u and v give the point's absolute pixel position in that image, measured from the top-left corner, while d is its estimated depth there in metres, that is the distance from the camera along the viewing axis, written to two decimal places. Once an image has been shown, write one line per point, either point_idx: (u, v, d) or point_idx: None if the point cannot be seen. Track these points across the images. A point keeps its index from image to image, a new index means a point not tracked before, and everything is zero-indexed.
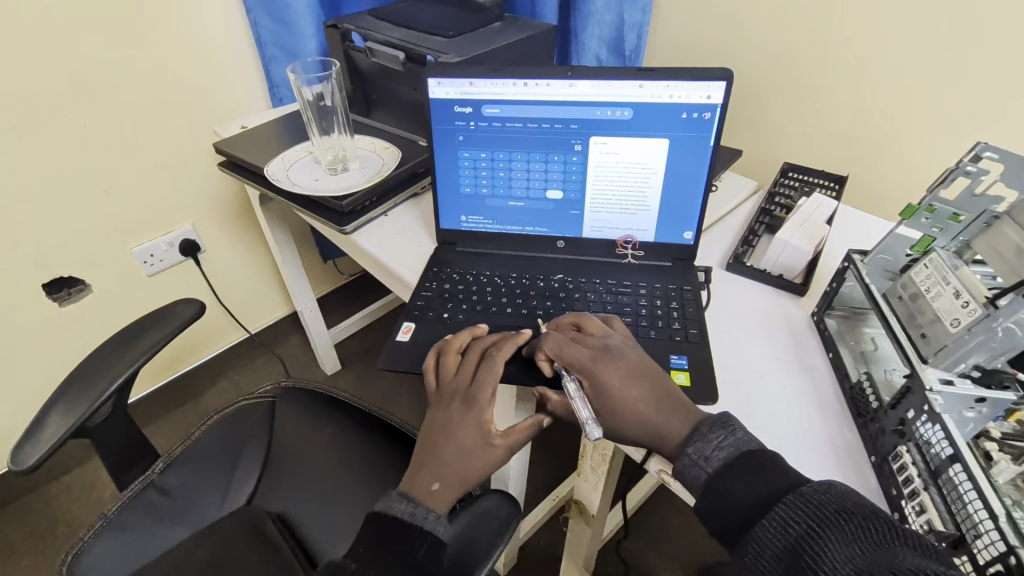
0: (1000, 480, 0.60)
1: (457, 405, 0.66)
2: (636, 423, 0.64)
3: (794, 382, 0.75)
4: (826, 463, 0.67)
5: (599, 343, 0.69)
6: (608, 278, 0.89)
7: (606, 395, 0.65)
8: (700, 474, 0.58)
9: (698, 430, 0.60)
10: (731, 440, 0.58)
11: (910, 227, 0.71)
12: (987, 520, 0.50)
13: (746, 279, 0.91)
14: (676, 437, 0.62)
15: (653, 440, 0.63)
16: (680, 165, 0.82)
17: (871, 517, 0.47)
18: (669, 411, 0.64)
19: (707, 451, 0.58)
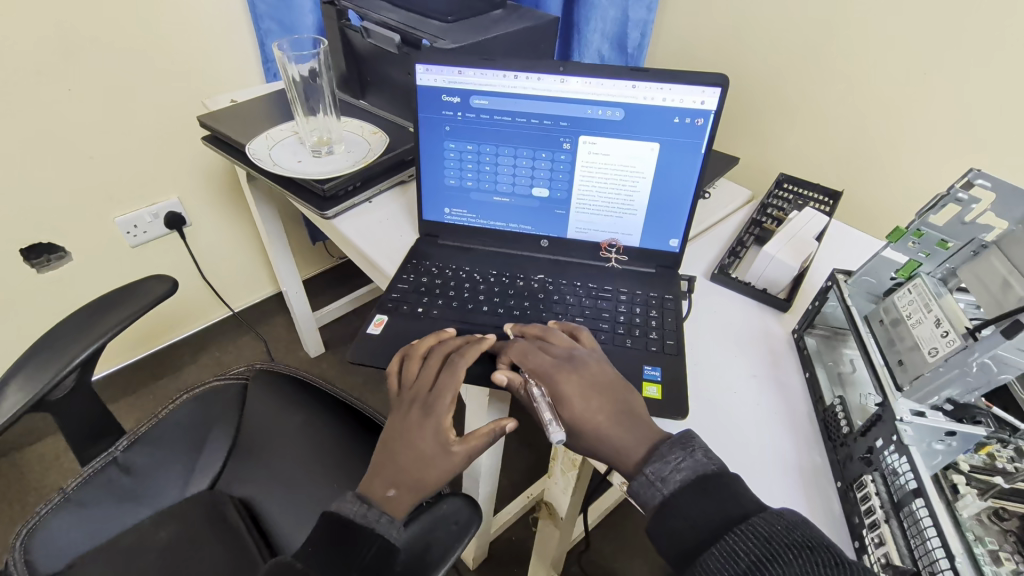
0: (964, 514, 0.59)
1: (416, 411, 0.66)
2: (597, 433, 0.63)
3: (767, 400, 0.74)
4: (792, 487, 0.65)
5: (564, 353, 0.69)
6: (589, 282, 0.87)
7: (566, 398, 0.65)
8: (655, 497, 0.56)
9: (657, 450, 0.59)
10: (689, 462, 0.57)
11: (897, 250, 0.70)
12: (943, 559, 0.49)
13: (730, 291, 0.89)
14: (636, 454, 0.61)
15: (611, 455, 0.62)
16: (669, 171, 0.80)
17: (816, 549, 0.47)
18: (631, 427, 0.63)
19: (664, 471, 0.57)
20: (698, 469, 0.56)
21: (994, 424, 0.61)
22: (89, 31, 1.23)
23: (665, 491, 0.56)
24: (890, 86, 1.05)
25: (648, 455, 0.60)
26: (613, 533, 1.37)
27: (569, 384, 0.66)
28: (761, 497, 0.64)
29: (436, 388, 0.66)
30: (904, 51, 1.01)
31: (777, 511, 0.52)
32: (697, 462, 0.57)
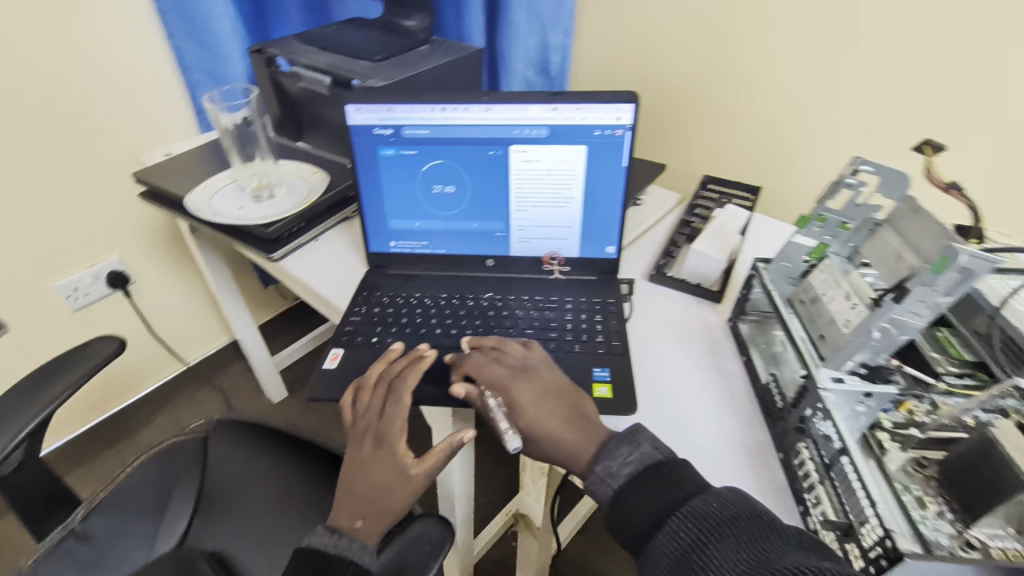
0: (891, 467, 0.65)
1: (371, 443, 0.68)
2: (550, 440, 0.66)
3: (709, 387, 0.79)
4: (738, 464, 0.70)
5: (517, 363, 0.73)
6: (536, 294, 0.91)
7: (520, 411, 0.68)
8: (609, 492, 0.60)
9: (608, 446, 0.63)
10: (636, 455, 0.60)
11: (806, 236, 0.76)
12: (870, 508, 0.55)
13: (668, 289, 0.95)
14: (584, 453, 0.64)
15: (567, 459, 0.65)
16: (597, 183, 0.85)
17: (750, 520, 0.51)
18: (583, 431, 0.66)
19: (611, 467, 0.61)
20: (642, 462, 0.60)
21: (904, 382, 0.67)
22: (10, 98, 1.21)
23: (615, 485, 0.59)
24: (790, 87, 1.14)
25: (597, 456, 0.63)
26: (593, 537, 1.40)
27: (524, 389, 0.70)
28: (711, 477, 0.68)
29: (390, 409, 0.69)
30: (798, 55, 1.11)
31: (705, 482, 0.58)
32: (639, 455, 0.61)
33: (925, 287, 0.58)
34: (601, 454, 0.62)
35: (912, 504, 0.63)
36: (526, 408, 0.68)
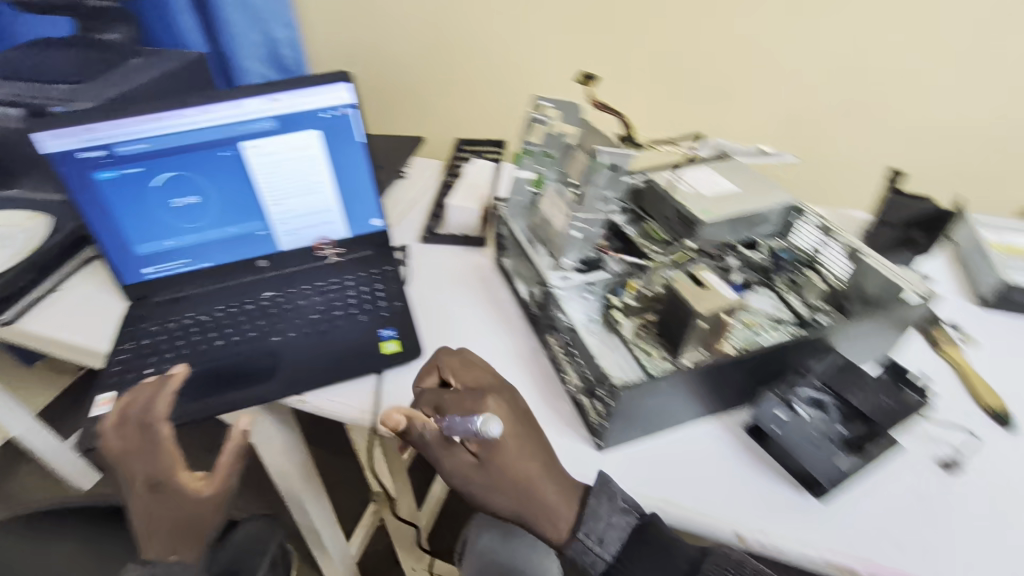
0: (627, 335, 0.79)
1: (143, 482, 0.64)
2: (525, 498, 0.61)
3: (486, 316, 0.89)
4: (516, 372, 0.80)
5: (465, 380, 0.70)
6: (315, 281, 0.92)
7: (497, 443, 0.62)
8: (599, 563, 0.61)
9: (587, 507, 0.62)
10: (620, 517, 0.61)
11: (525, 169, 0.88)
12: (592, 363, 0.70)
13: (441, 245, 1.02)
14: (568, 514, 0.62)
15: (537, 516, 0.62)
16: (340, 163, 0.90)
17: None
18: (553, 480, 0.63)
19: (598, 535, 0.61)
20: (627, 522, 0.61)
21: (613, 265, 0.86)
22: None
23: (608, 557, 0.61)
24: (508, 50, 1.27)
25: (580, 521, 0.61)
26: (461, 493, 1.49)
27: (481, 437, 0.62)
28: None
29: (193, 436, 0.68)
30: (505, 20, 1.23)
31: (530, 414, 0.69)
32: (618, 524, 0.61)
33: None
34: (584, 515, 0.61)
35: (642, 356, 0.76)
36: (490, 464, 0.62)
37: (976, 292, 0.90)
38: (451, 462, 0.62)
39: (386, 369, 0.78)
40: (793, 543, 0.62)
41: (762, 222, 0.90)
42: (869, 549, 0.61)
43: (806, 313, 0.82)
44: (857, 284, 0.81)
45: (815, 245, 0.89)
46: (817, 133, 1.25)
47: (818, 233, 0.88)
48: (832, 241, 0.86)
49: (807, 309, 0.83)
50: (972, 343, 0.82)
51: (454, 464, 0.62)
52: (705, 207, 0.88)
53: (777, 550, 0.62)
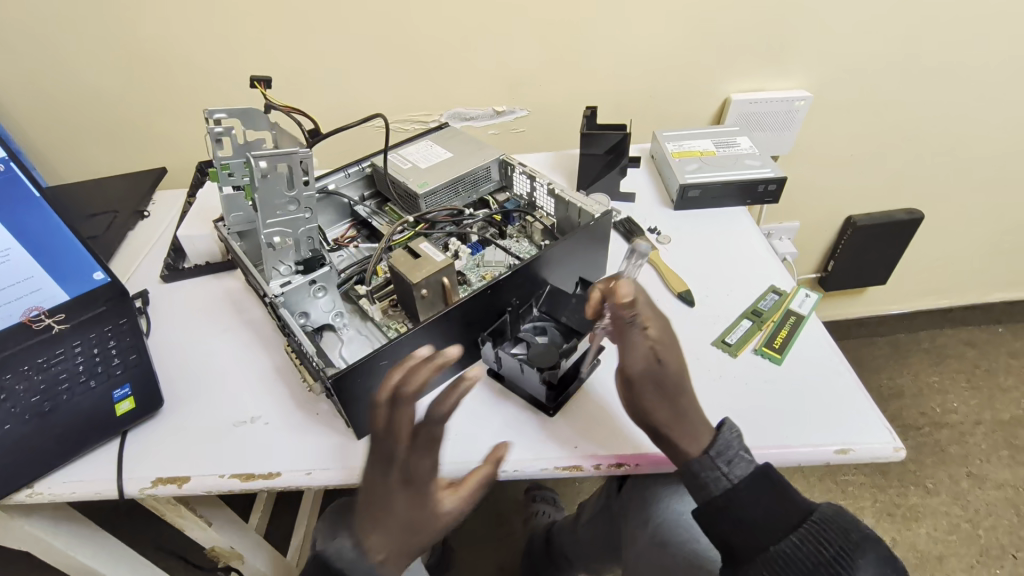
0: (377, 319, 0.85)
1: (399, 483, 0.53)
2: (673, 407, 0.66)
3: (239, 338, 0.87)
4: (272, 385, 0.80)
5: (642, 301, 0.69)
6: (36, 358, 0.81)
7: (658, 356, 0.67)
8: (722, 481, 0.64)
9: (721, 435, 0.66)
10: (735, 448, 0.66)
11: (228, 186, 0.84)
12: (316, 364, 0.69)
13: (187, 279, 0.98)
14: (703, 432, 0.66)
15: (685, 436, 0.66)
16: (25, 223, 0.80)
17: (838, 528, 0.60)
18: (693, 407, 0.68)
19: (726, 458, 0.65)
20: (747, 460, 0.65)
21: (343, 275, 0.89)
22: None
23: (733, 479, 0.64)
24: (226, 66, 1.19)
25: (713, 441, 0.66)
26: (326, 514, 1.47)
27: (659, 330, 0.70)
28: (249, 411, 0.77)
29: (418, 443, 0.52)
30: (211, 35, 1.14)
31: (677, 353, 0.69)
32: (734, 440, 0.66)
33: (280, 191, 0.73)
34: (718, 438, 0.66)
35: (391, 334, 0.83)
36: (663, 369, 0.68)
37: (671, 196, 1.07)
38: (639, 362, 0.67)
39: (130, 431, 0.75)
40: (529, 463, 0.70)
41: (481, 180, 1.01)
42: (590, 445, 0.72)
43: (530, 251, 0.95)
44: (563, 217, 0.93)
45: (527, 188, 0.99)
46: (553, 95, 1.29)
47: (524, 177, 0.98)
48: (537, 183, 0.95)
49: (533, 247, 0.95)
50: (666, 240, 0.98)
51: (641, 371, 0.67)
52: (422, 180, 0.96)
53: (519, 473, 0.70)
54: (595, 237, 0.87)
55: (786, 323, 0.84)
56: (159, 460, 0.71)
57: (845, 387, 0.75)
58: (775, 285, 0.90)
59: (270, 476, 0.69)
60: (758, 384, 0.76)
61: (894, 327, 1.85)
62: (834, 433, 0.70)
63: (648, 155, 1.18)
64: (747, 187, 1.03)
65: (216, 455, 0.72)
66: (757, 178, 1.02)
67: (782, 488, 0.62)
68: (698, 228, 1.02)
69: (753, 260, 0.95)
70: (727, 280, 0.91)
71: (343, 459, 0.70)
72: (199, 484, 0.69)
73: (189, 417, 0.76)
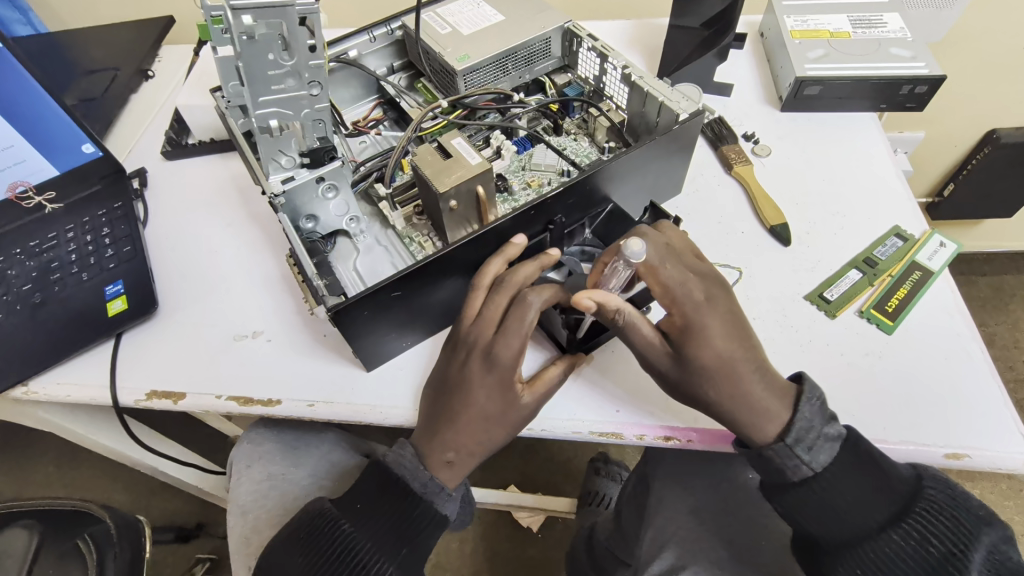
0: (399, 227, 0.72)
1: (479, 362, 0.55)
2: (716, 399, 0.53)
3: (243, 236, 0.76)
4: (278, 295, 0.70)
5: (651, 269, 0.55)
6: (28, 241, 0.74)
7: (699, 339, 0.53)
8: (803, 469, 0.52)
9: (798, 414, 0.52)
10: (817, 414, 0.53)
11: (222, 47, 0.62)
12: (318, 284, 0.58)
13: (192, 158, 0.85)
14: (777, 417, 0.52)
15: (751, 421, 0.53)
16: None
17: (947, 504, 0.50)
18: (766, 386, 0.53)
19: (808, 444, 0.52)
20: (833, 437, 0.52)
21: (359, 169, 0.74)
22: None
23: (817, 465, 0.52)
24: None
25: (792, 423, 0.52)
26: None
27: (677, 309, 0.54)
28: (251, 324, 0.67)
29: (503, 328, 0.54)
30: None
31: (731, 320, 0.54)
32: (813, 408, 0.53)
33: (274, 60, 0.56)
34: (798, 416, 0.52)
35: (414, 249, 0.70)
36: (687, 356, 0.53)
37: (779, 93, 0.83)
38: (650, 355, 0.55)
39: (124, 333, 0.68)
40: (559, 425, 0.58)
41: (538, 57, 0.79)
42: (635, 410, 0.59)
43: (589, 155, 0.77)
44: (636, 113, 0.73)
45: (596, 71, 0.77)
46: None
47: (594, 56, 0.76)
48: (609, 66, 0.74)
49: (593, 149, 0.77)
50: (766, 153, 0.77)
51: (657, 363, 0.55)
52: (463, 52, 0.75)
53: (546, 434, 0.59)
54: (678, 145, 0.67)
55: (907, 280, 0.65)
56: (154, 371, 0.65)
57: (973, 373, 0.58)
58: (900, 226, 0.69)
59: (270, 404, 0.61)
60: (856, 358, 0.60)
61: (1000, 267, 1.58)
62: (947, 432, 0.55)
63: (757, 31, 0.92)
64: (887, 88, 0.78)
65: (213, 373, 0.64)
66: (905, 76, 0.76)
67: (879, 471, 0.51)
68: (810, 139, 0.79)
69: (877, 188, 0.73)
70: (836, 215, 0.71)
71: (349, 393, 0.61)
72: (195, 403, 0.62)
73: (186, 324, 0.68)
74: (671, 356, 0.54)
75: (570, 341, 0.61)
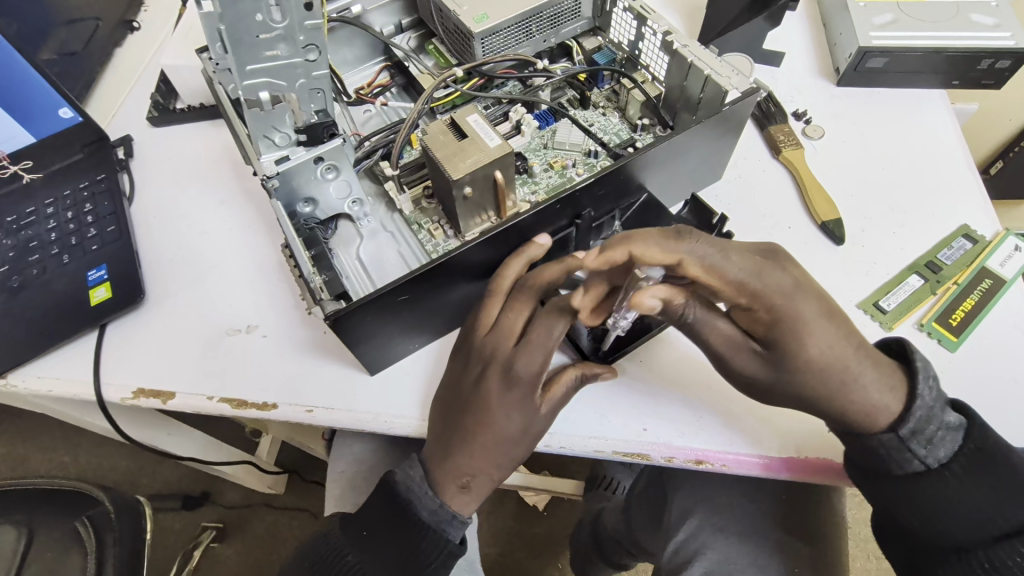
0: (406, 212, 0.65)
1: (497, 377, 0.50)
2: (814, 399, 0.46)
3: (236, 217, 0.70)
4: (275, 284, 0.64)
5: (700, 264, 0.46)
6: (4, 217, 0.68)
7: (799, 339, 0.45)
8: (915, 465, 0.47)
9: (911, 406, 0.46)
10: (934, 398, 0.47)
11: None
12: (315, 281, 0.52)
13: (181, 125, 0.78)
14: (893, 405, 0.46)
15: (862, 417, 0.46)
16: None
17: None
18: (877, 373, 0.46)
19: (927, 436, 0.46)
20: (953, 426, 0.47)
21: (363, 146, 0.67)
22: None
23: (933, 461, 0.46)
24: None
25: (909, 412, 0.46)
26: None
27: (758, 303, 0.45)
28: (246, 317, 0.62)
29: (524, 342, 0.50)
30: None
31: (820, 314, 0.45)
32: (930, 389, 0.47)
33: (263, 22, 0.48)
34: (918, 402, 0.45)
35: (423, 238, 0.63)
36: (782, 359, 0.45)
37: (837, 65, 0.74)
38: (736, 357, 0.47)
39: (109, 323, 0.62)
40: (580, 443, 0.53)
41: (565, 17, 0.70)
42: (663, 429, 0.53)
43: (620, 132, 0.68)
44: (676, 86, 0.64)
45: (632, 36, 0.68)
46: None
47: (630, 17, 0.66)
48: (648, 30, 0.64)
49: (624, 126, 0.68)
50: (818, 134, 0.69)
51: (743, 365, 0.47)
52: (481, 11, 0.66)
53: (565, 450, 0.54)
54: (725, 127, 0.59)
55: (974, 290, 0.57)
56: (142, 367, 0.60)
57: None
58: (969, 225, 0.62)
59: (265, 407, 0.57)
60: None
61: None
62: None
63: None
64: (964, 61, 0.69)
65: (205, 371, 0.59)
66: (985, 48, 0.67)
67: (1006, 470, 0.46)
68: (869, 120, 0.70)
69: (945, 180, 0.65)
70: (896, 211, 0.63)
71: (351, 399, 0.56)
72: (185, 404, 0.58)
73: (176, 316, 0.63)
74: (761, 355, 0.47)
75: (593, 349, 0.57)
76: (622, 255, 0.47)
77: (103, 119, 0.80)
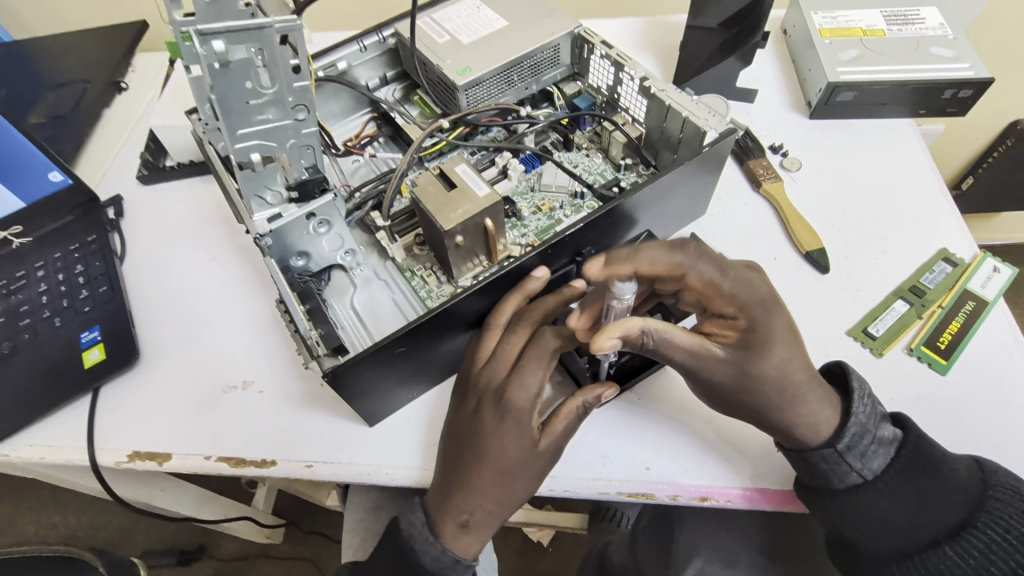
0: (399, 260, 0.65)
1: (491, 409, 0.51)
2: (765, 406, 0.48)
3: (228, 270, 0.70)
4: (268, 338, 0.64)
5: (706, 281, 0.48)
6: None
7: (767, 348, 0.47)
8: (851, 476, 0.48)
9: (849, 428, 0.48)
10: (869, 417, 0.48)
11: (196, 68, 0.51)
12: (312, 335, 0.52)
13: (172, 182, 0.79)
14: (825, 425, 0.48)
15: (806, 432, 0.48)
16: None
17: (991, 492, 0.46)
18: (814, 382, 0.48)
19: (861, 450, 0.48)
20: (886, 441, 0.48)
21: (354, 198, 0.68)
22: None
23: (868, 472, 0.48)
24: None
25: (843, 429, 0.48)
26: None
27: (744, 315, 0.48)
28: (240, 372, 0.62)
29: (517, 370, 0.51)
30: None
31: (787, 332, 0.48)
32: (868, 408, 0.49)
33: (252, 88, 0.50)
34: (852, 420, 0.48)
35: (417, 284, 0.64)
36: (746, 358, 0.47)
37: (808, 99, 0.77)
38: (706, 367, 0.48)
39: (102, 386, 0.62)
40: (583, 485, 0.53)
41: (545, 65, 0.73)
42: (666, 466, 0.53)
43: (604, 173, 0.70)
44: (655, 127, 0.66)
45: (610, 81, 0.70)
46: None
47: (608, 64, 0.69)
48: (625, 75, 0.67)
49: (608, 166, 0.70)
50: (796, 166, 0.71)
51: (712, 371, 0.48)
52: (464, 64, 0.69)
53: (569, 494, 0.54)
54: (706, 165, 0.61)
55: (958, 313, 0.59)
56: (137, 429, 0.59)
57: None
58: (948, 249, 0.63)
59: (264, 465, 0.56)
60: (906, 403, 0.54)
61: None
62: None
63: (781, 28, 0.85)
64: (928, 92, 0.72)
65: (198, 427, 0.59)
66: (947, 80, 0.70)
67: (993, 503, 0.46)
68: (844, 150, 0.72)
69: (922, 205, 0.67)
70: (877, 236, 0.65)
71: (350, 451, 0.56)
72: (181, 464, 0.57)
73: (168, 374, 0.62)
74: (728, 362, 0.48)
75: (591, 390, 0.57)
76: (627, 271, 0.48)
77: (94, 179, 0.81)
